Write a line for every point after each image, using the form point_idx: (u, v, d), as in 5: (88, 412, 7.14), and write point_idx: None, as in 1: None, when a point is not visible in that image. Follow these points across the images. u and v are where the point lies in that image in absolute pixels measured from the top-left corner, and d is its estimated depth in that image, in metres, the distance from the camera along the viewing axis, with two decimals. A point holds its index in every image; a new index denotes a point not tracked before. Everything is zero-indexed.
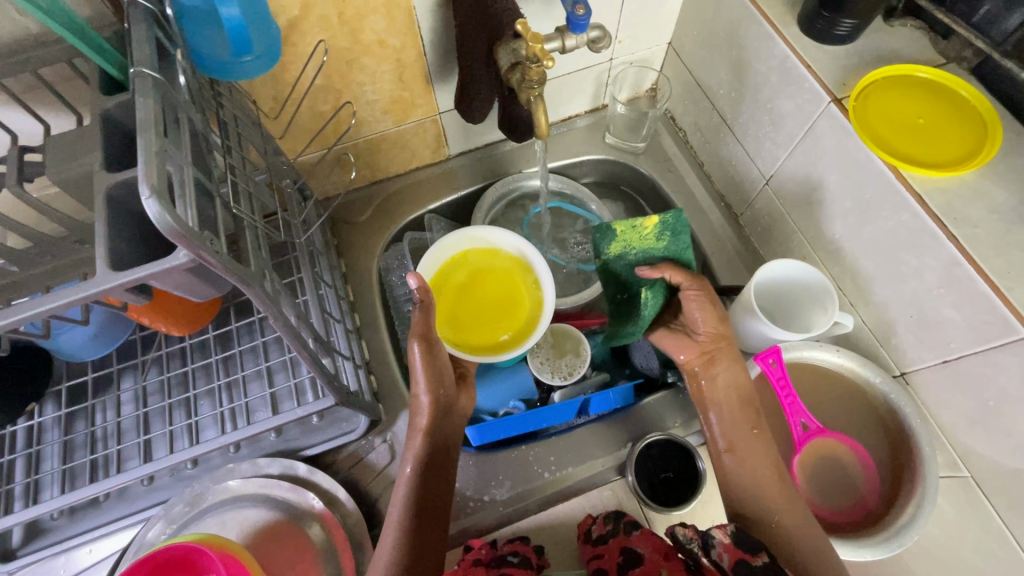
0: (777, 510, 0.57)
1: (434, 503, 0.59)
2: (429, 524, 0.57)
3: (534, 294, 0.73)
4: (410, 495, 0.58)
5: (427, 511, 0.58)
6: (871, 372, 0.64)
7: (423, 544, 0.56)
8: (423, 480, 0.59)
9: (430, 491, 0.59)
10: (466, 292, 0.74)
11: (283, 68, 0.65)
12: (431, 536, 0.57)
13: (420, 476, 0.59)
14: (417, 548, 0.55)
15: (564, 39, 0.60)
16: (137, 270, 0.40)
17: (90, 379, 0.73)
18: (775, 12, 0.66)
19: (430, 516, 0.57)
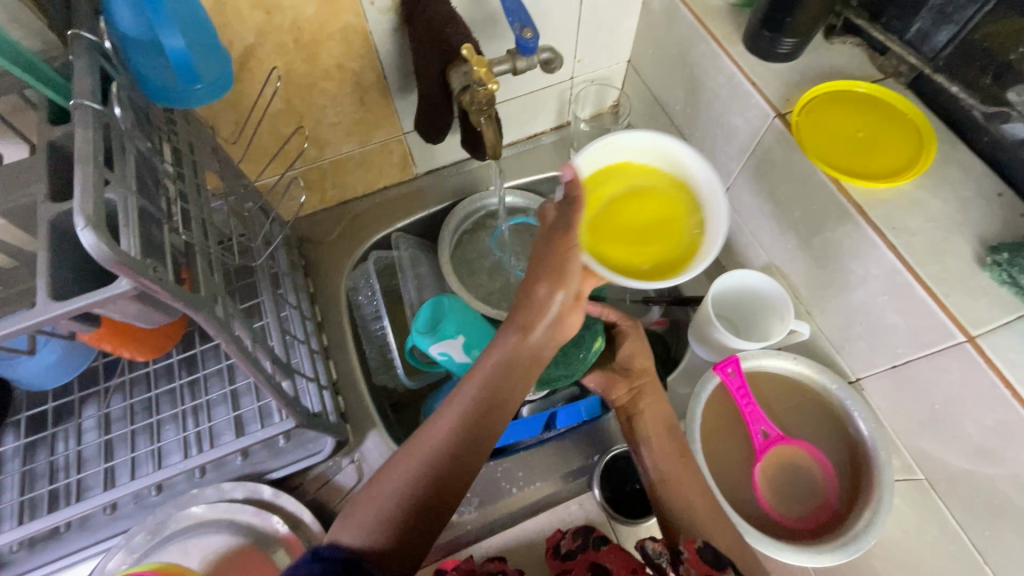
0: (710, 529, 0.56)
1: (496, 417, 0.49)
2: (479, 438, 0.48)
3: (693, 233, 0.62)
4: (473, 395, 0.49)
5: (484, 422, 0.49)
6: (827, 378, 0.66)
7: (463, 459, 0.47)
8: (497, 386, 0.50)
9: (499, 401, 0.50)
10: (617, 208, 0.63)
11: (240, 93, 0.65)
12: (475, 449, 0.48)
13: (497, 379, 0.50)
14: (455, 459, 0.47)
15: (514, 62, 0.61)
16: (79, 299, 0.40)
17: (50, 408, 0.72)
18: (722, 32, 0.68)
19: (487, 429, 0.49)
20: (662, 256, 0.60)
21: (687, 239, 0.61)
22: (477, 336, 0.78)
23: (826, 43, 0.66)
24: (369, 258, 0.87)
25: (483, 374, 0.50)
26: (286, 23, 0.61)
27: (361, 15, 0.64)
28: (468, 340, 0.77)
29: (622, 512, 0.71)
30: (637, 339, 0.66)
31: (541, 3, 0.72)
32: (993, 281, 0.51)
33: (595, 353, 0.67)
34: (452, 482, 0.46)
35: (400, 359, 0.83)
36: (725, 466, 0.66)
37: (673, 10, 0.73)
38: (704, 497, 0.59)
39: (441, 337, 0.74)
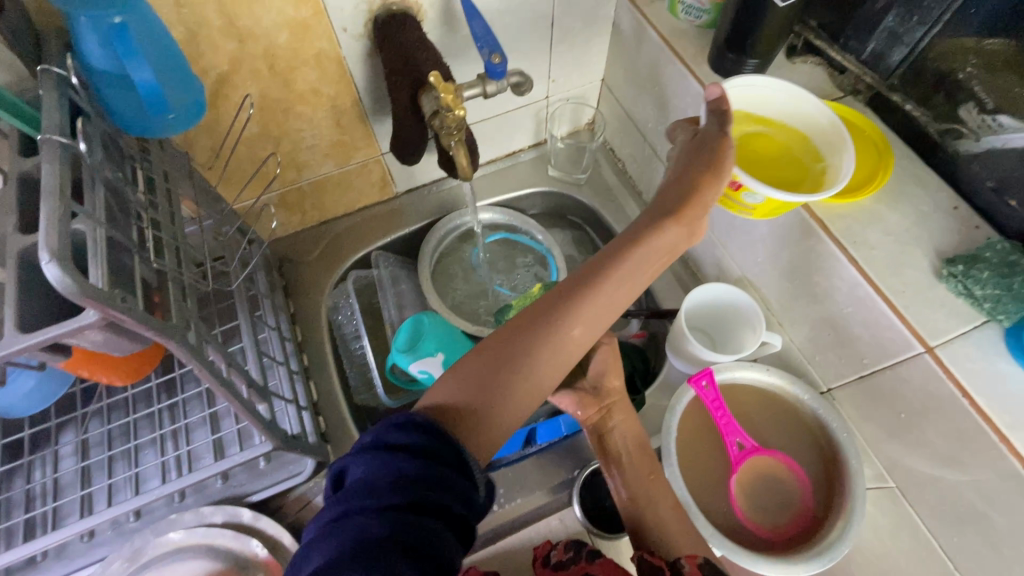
0: (678, 540, 0.58)
1: (593, 317, 0.53)
2: (572, 337, 0.52)
3: (817, 168, 0.61)
4: (580, 293, 0.52)
5: (582, 321, 0.52)
6: (799, 389, 0.67)
7: (551, 353, 0.51)
8: (608, 287, 0.53)
9: (603, 303, 0.53)
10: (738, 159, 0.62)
11: (215, 119, 0.66)
12: (566, 347, 0.52)
13: (610, 280, 0.53)
14: (546, 352, 0.51)
15: (484, 85, 0.63)
16: (48, 331, 0.41)
17: (26, 435, 0.71)
18: (688, 53, 0.70)
19: (582, 329, 0.52)
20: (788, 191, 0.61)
21: (813, 174, 0.61)
22: (456, 352, 0.78)
23: (788, 62, 0.68)
24: (348, 278, 0.88)
25: (597, 272, 0.53)
26: (260, 51, 0.62)
27: (334, 42, 0.65)
28: (448, 357, 0.77)
29: (602, 526, 0.71)
30: (611, 358, 0.65)
31: (512, 27, 0.74)
32: (950, 292, 0.53)
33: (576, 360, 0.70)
34: (540, 373, 0.51)
35: (381, 378, 0.84)
36: (701, 479, 0.66)
37: (642, 32, 0.75)
38: (674, 511, 0.60)
39: (421, 354, 0.76)
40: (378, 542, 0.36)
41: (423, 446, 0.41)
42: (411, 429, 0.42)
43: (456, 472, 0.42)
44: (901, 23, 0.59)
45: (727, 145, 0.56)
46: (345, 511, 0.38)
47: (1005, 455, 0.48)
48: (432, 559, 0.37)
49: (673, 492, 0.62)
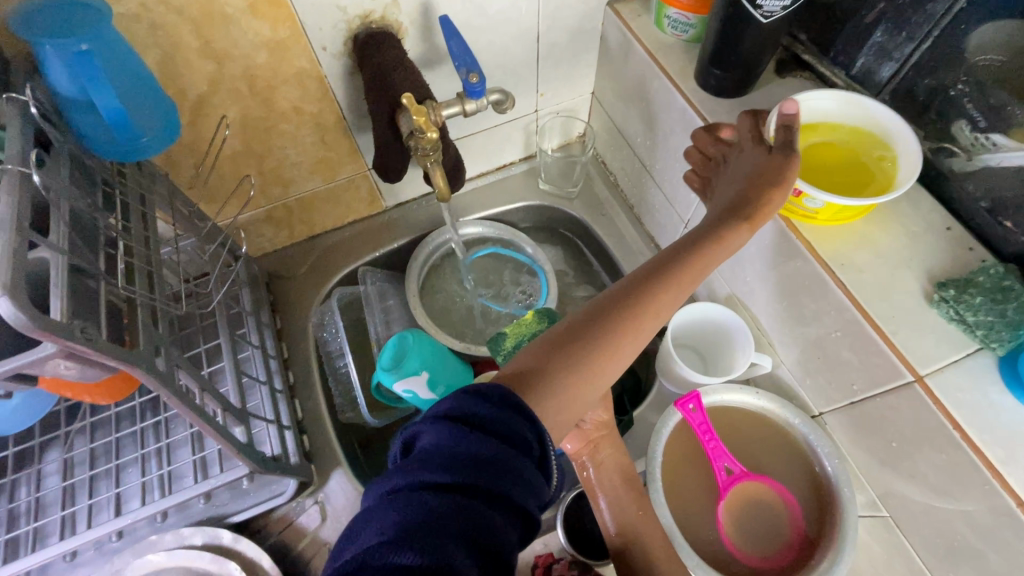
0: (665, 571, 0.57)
1: (671, 300, 0.52)
2: (651, 316, 0.50)
3: (876, 158, 0.57)
4: (661, 275, 0.51)
5: (663, 301, 0.51)
6: (790, 413, 0.65)
7: (635, 328, 0.50)
8: (683, 274, 0.52)
9: (677, 290, 0.52)
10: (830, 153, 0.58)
11: (196, 139, 0.66)
12: (648, 325, 0.50)
13: (688, 266, 0.52)
14: (627, 329, 0.49)
15: (463, 104, 0.62)
16: (8, 362, 0.40)
17: (10, 454, 0.72)
18: (674, 68, 0.69)
19: (661, 309, 0.51)
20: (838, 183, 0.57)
21: (873, 165, 0.57)
22: (442, 372, 0.77)
23: (777, 77, 0.66)
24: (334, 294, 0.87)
25: (677, 258, 0.52)
26: (238, 71, 0.62)
27: (314, 60, 0.65)
28: (432, 375, 0.76)
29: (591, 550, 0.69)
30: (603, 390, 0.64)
31: (496, 43, 0.73)
32: (941, 317, 0.51)
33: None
34: (622, 347, 0.49)
35: (366, 396, 0.83)
36: (688, 504, 0.65)
37: (628, 47, 0.74)
38: (660, 541, 0.59)
39: (405, 373, 0.74)
40: (438, 519, 0.33)
41: (495, 423, 0.39)
42: (485, 404, 0.40)
43: (524, 456, 0.39)
44: (889, 39, 0.57)
45: (793, 163, 0.51)
46: (407, 481, 0.36)
47: (998, 490, 0.46)
48: (490, 545, 0.34)
49: (658, 520, 0.61)
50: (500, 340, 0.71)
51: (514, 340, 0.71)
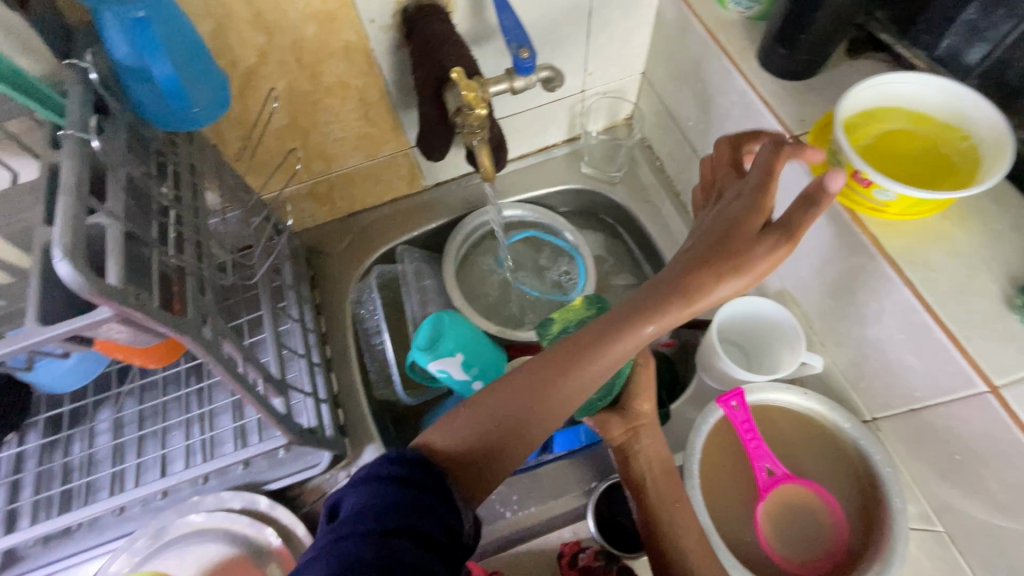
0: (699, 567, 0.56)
1: (584, 388, 0.50)
2: (558, 405, 0.50)
3: (961, 148, 0.52)
4: (576, 360, 0.49)
5: (573, 390, 0.50)
6: (840, 416, 0.62)
7: (539, 418, 0.50)
8: (603, 360, 0.49)
9: (594, 376, 0.50)
10: (911, 148, 0.54)
11: (244, 112, 0.66)
12: (556, 412, 0.50)
13: (609, 351, 0.49)
14: (540, 417, 0.50)
15: (512, 81, 0.60)
16: (68, 324, 0.41)
17: (66, 410, 0.75)
18: (735, 47, 0.65)
19: (573, 396, 0.50)
20: (914, 171, 0.53)
21: (955, 157, 0.53)
22: (476, 354, 0.77)
23: (848, 58, 0.62)
24: (373, 271, 0.88)
25: (597, 343, 0.48)
26: (287, 43, 0.62)
27: (362, 33, 0.64)
28: (466, 358, 0.76)
29: (620, 542, 0.68)
30: (646, 379, 0.62)
31: (546, 18, 0.70)
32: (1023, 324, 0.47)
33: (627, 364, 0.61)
34: (527, 434, 0.50)
35: (400, 374, 0.83)
36: (724, 505, 0.63)
37: (686, 25, 0.70)
38: (695, 537, 0.58)
39: (440, 354, 0.74)
40: (363, 561, 0.37)
41: (416, 478, 0.44)
42: (407, 464, 0.44)
43: (446, 505, 0.44)
44: (982, 17, 0.52)
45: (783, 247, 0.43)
46: (334, 539, 0.39)
47: None
48: None
49: (697, 518, 0.59)
50: (547, 325, 0.68)
51: (561, 324, 0.67)
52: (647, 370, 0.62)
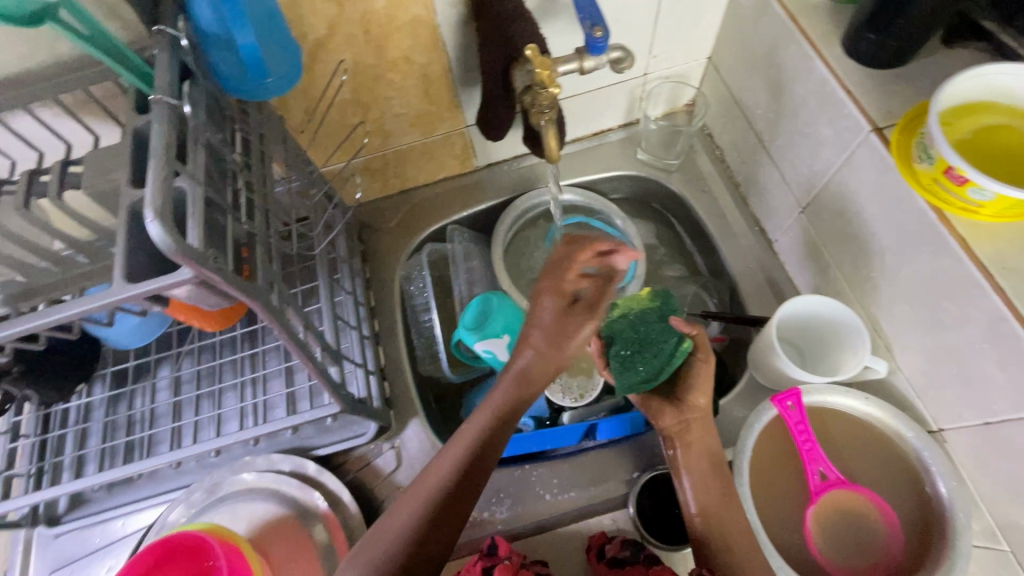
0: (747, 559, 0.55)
1: (482, 470, 0.55)
2: (470, 488, 0.54)
3: None
4: (466, 451, 0.55)
5: (475, 473, 0.55)
6: (903, 425, 0.60)
7: (457, 506, 0.53)
8: (489, 443, 0.56)
9: (486, 458, 0.56)
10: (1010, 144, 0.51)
11: (311, 84, 0.67)
12: (465, 496, 0.54)
13: (488, 433, 0.56)
14: (460, 500, 0.54)
15: (582, 60, 0.59)
16: (152, 282, 0.43)
17: (131, 366, 0.79)
18: (818, 32, 0.62)
19: (474, 481, 0.55)
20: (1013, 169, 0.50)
21: None
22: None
23: (943, 47, 0.59)
24: (424, 249, 0.88)
25: (481, 430, 0.56)
26: (357, 16, 0.61)
27: (431, 8, 0.63)
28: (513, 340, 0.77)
29: (659, 534, 0.68)
30: (704, 376, 0.62)
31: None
32: None
33: (683, 357, 0.61)
34: (448, 524, 0.53)
35: (445, 351, 0.84)
36: (773, 505, 0.62)
37: (763, 7, 0.67)
38: (743, 530, 0.57)
39: (486, 334, 0.76)
40: None
41: None
42: None
43: None
44: None
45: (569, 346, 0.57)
46: None
47: None
48: None
49: (745, 516, 0.58)
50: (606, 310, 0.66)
51: (623, 309, 0.65)
52: (705, 365, 0.61)
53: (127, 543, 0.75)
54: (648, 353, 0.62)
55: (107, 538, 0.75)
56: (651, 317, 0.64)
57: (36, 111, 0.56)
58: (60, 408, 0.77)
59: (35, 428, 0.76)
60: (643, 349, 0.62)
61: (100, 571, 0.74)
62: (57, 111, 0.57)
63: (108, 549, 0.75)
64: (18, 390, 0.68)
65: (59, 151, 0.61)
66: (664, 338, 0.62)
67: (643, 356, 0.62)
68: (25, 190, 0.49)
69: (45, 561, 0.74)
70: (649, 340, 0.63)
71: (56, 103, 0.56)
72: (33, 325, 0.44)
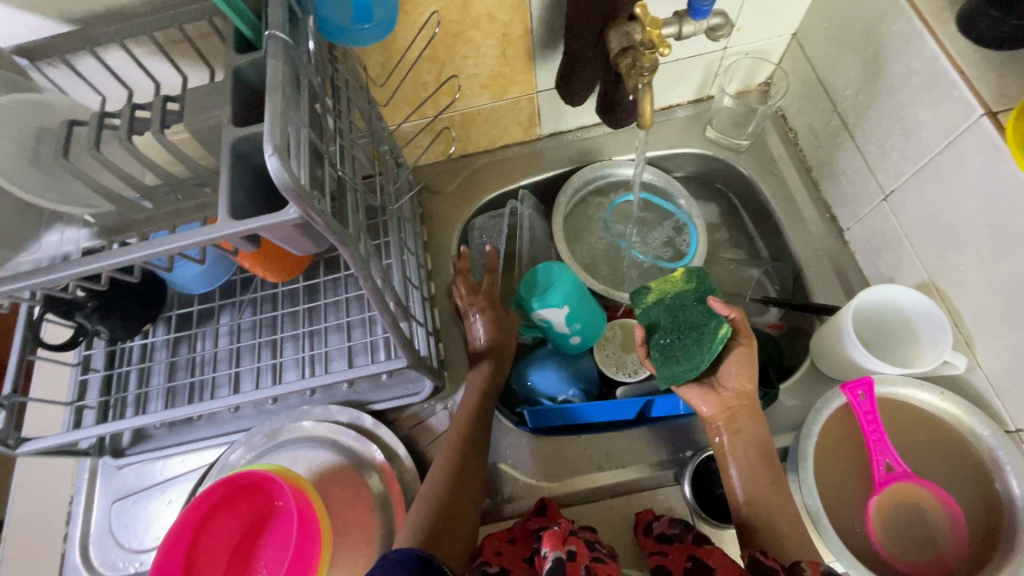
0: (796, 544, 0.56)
1: (480, 442, 0.68)
2: (475, 453, 0.66)
3: None
4: (457, 443, 0.66)
5: (477, 441, 0.68)
6: (978, 422, 0.60)
7: (470, 467, 0.65)
8: (479, 422, 0.69)
9: (481, 432, 0.69)
10: None
11: (394, 38, 0.66)
12: (474, 461, 0.66)
13: (477, 413, 0.70)
14: (467, 475, 0.64)
15: (682, 24, 0.58)
16: (252, 220, 0.43)
17: (195, 310, 0.81)
18: (930, 9, 0.59)
19: (478, 449, 0.67)
20: None
21: None
22: (581, 310, 0.75)
23: None
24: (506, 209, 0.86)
25: (469, 412, 0.69)
26: None
27: None
28: (572, 311, 0.74)
29: (709, 511, 0.68)
30: (745, 359, 0.61)
31: None
32: None
33: (722, 341, 0.60)
34: (469, 474, 0.64)
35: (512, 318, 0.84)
36: (836, 490, 0.63)
37: None
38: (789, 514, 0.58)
39: (546, 305, 0.72)
40: None
41: None
42: None
43: None
44: None
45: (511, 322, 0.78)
46: None
47: None
48: None
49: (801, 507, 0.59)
50: (642, 296, 0.69)
51: (657, 295, 0.68)
52: (748, 350, 0.61)
53: (185, 480, 0.77)
54: (689, 339, 0.63)
55: (166, 474, 0.78)
56: (688, 302, 0.66)
57: (130, 46, 0.56)
58: (126, 346, 0.79)
59: (103, 364, 0.78)
60: (683, 335, 0.64)
61: (159, 504, 0.77)
62: (150, 50, 0.57)
63: (167, 483, 0.77)
64: (91, 325, 0.69)
65: (147, 90, 0.62)
66: (701, 321, 0.63)
67: (683, 341, 0.64)
68: (126, 124, 0.50)
69: (109, 489, 0.78)
70: (690, 325, 0.64)
71: (151, 41, 0.56)
72: (133, 257, 0.43)
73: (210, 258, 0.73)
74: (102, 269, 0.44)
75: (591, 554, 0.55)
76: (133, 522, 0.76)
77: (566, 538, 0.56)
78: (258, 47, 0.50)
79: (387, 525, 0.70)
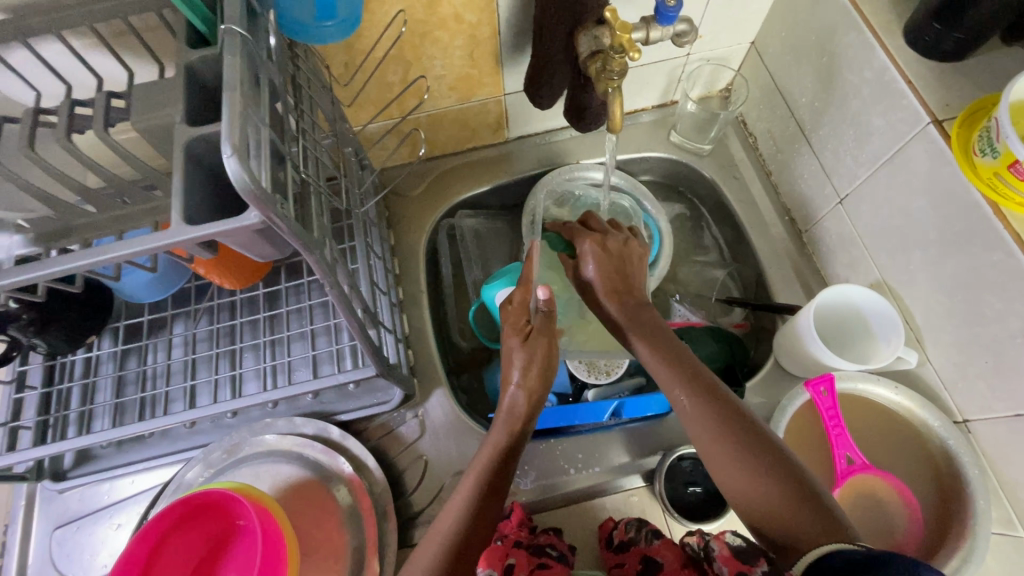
0: (782, 514, 0.49)
1: (490, 518, 0.55)
2: (494, 507, 0.55)
3: None
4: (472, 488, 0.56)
5: (482, 522, 0.54)
6: (929, 414, 0.63)
7: (484, 522, 0.54)
8: (494, 486, 0.57)
9: (490, 514, 0.55)
10: None
11: (358, 37, 0.63)
12: (475, 533, 0.53)
13: (489, 481, 0.57)
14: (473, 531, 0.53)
15: (649, 30, 0.59)
16: (209, 226, 0.40)
17: (145, 320, 0.75)
18: (879, 20, 0.62)
19: (485, 529, 0.54)
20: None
21: None
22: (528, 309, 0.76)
23: (1001, 46, 0.60)
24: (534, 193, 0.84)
25: (489, 458, 0.59)
26: None
27: None
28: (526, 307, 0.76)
29: (681, 511, 0.69)
30: (605, 266, 0.69)
31: None
32: None
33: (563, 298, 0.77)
34: (484, 527, 0.54)
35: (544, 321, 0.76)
36: None
37: None
38: (767, 488, 0.50)
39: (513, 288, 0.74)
40: None
41: None
42: None
43: None
44: None
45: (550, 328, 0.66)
46: None
47: None
48: None
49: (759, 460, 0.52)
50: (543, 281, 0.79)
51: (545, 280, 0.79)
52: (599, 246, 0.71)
53: (137, 501, 0.72)
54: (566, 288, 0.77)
55: (114, 496, 0.72)
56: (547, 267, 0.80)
57: (68, 38, 0.52)
58: (66, 361, 0.74)
59: (40, 380, 0.72)
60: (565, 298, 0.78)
61: (107, 529, 0.71)
62: (92, 43, 0.54)
63: (116, 506, 0.72)
64: (25, 338, 0.63)
65: (90, 87, 0.58)
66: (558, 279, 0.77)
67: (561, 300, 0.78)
68: (65, 122, 0.46)
69: (49, 516, 0.72)
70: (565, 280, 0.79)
71: (92, 33, 0.52)
72: (75, 265, 0.40)
73: (163, 265, 0.69)
74: (40, 278, 0.40)
75: (536, 561, 0.59)
76: (77, 549, 0.71)
77: (507, 551, 0.59)
78: (213, 43, 0.48)
79: (356, 540, 0.67)
